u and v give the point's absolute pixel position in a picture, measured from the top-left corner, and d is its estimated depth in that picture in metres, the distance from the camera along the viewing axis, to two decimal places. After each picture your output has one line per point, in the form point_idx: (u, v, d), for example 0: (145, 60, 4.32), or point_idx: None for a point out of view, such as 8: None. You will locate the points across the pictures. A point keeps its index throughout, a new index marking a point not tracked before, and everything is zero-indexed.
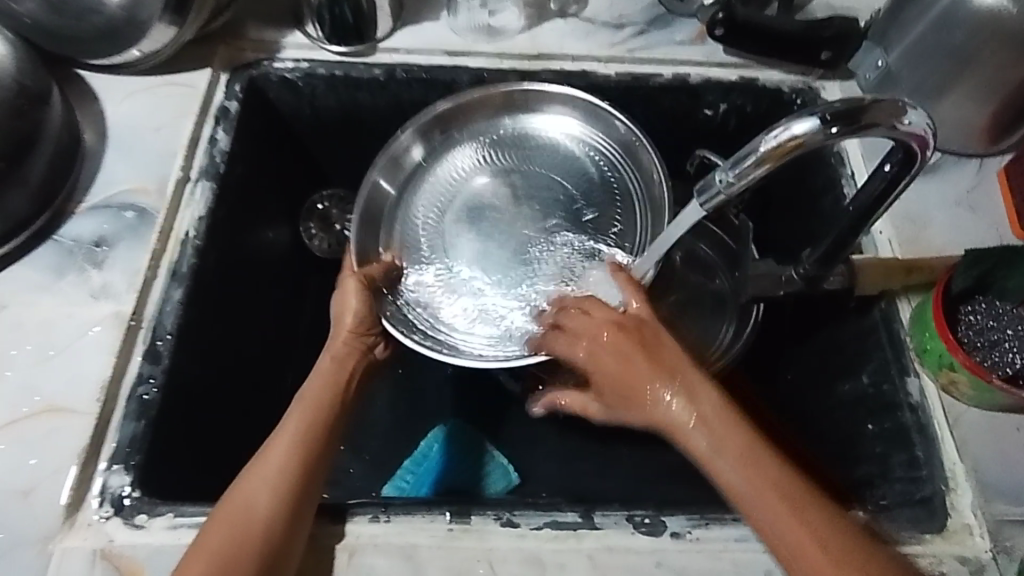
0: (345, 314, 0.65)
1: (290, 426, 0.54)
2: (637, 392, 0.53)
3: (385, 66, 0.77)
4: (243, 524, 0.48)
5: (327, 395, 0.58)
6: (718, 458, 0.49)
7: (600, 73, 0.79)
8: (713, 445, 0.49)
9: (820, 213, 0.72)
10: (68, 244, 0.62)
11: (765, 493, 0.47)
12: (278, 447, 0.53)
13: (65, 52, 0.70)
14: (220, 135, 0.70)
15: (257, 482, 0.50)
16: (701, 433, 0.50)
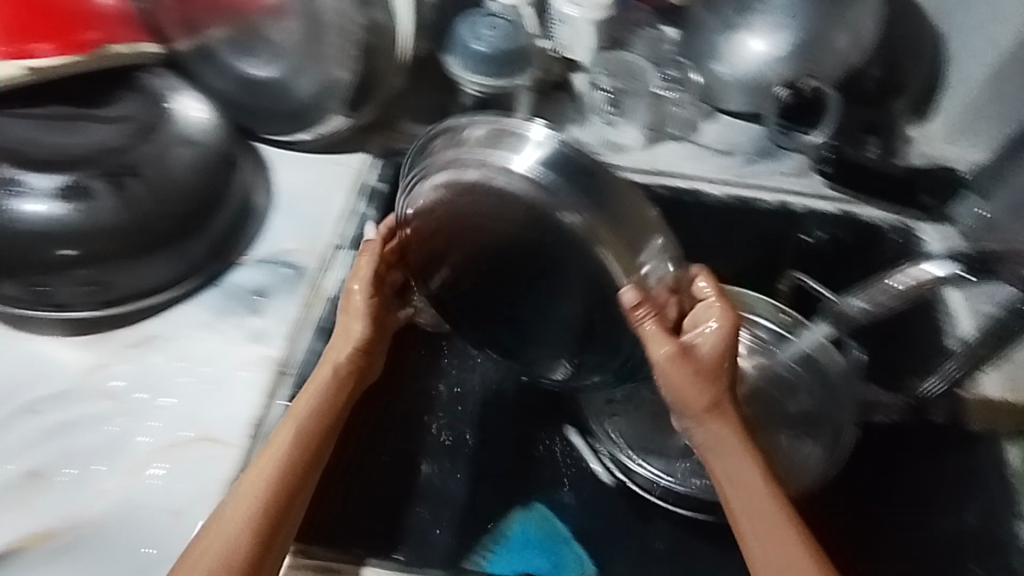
0: (355, 315, 0.64)
1: (282, 441, 0.55)
2: (691, 399, 0.52)
3: None
4: (222, 543, 0.49)
5: (315, 409, 0.58)
6: (784, 534, 0.51)
7: (710, 193, 0.86)
8: (768, 516, 0.51)
9: (921, 352, 0.74)
10: (232, 289, 0.69)
11: (785, 539, 0.50)
12: (265, 463, 0.54)
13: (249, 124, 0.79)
14: (369, 210, 0.77)
15: (241, 507, 0.51)
16: (745, 464, 0.53)
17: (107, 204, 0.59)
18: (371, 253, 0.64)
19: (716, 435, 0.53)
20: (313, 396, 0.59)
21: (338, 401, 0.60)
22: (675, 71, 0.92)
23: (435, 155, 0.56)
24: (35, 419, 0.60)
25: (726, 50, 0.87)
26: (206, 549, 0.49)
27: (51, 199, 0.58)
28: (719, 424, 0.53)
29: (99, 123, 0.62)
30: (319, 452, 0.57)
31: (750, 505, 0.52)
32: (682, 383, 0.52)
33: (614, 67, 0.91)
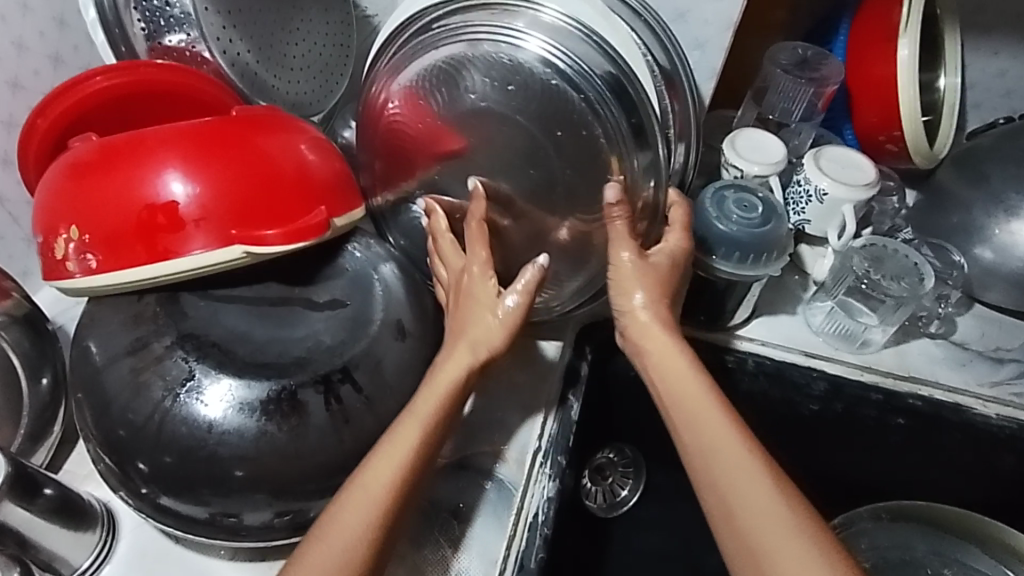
0: (480, 314, 0.54)
1: (414, 429, 0.49)
2: (655, 341, 0.54)
3: (737, 355, 0.74)
4: (353, 540, 0.44)
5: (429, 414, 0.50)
6: (738, 451, 0.47)
7: (977, 412, 0.71)
8: (723, 438, 0.48)
9: None
10: (427, 507, 0.61)
11: (737, 466, 0.47)
12: (405, 433, 0.48)
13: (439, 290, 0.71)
14: (572, 401, 0.67)
15: (342, 514, 0.45)
16: (698, 390, 0.51)
17: (318, 421, 0.49)
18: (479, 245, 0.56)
19: (668, 357, 0.53)
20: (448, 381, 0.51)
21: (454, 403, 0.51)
22: (933, 254, 0.77)
23: (452, 27, 0.59)
24: None
25: (1004, 238, 0.73)
26: (331, 529, 0.44)
27: (245, 412, 0.47)
28: (666, 343, 0.54)
29: (312, 311, 0.53)
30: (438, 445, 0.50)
31: (705, 426, 0.49)
32: (653, 330, 0.54)
33: (874, 254, 0.74)
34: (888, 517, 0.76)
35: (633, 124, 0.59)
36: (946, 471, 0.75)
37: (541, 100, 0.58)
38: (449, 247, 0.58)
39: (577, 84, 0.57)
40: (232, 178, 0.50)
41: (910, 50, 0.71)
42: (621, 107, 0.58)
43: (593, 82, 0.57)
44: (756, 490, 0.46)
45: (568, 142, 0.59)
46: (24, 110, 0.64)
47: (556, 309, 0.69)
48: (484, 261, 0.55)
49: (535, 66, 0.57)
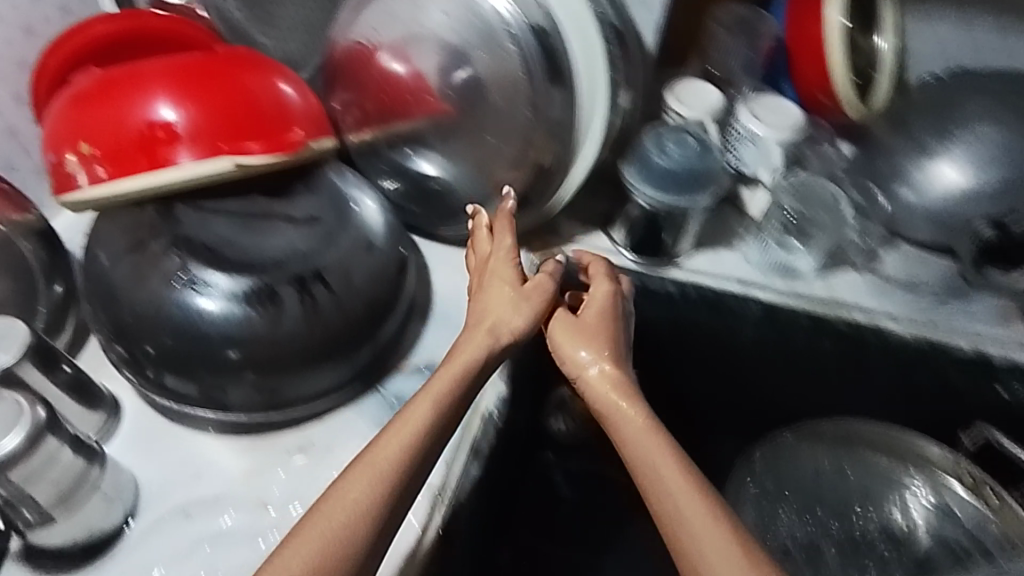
0: (507, 292, 0.65)
1: (422, 412, 0.55)
2: (622, 406, 0.61)
3: (679, 284, 0.81)
4: (361, 503, 0.49)
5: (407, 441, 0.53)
6: (697, 504, 0.53)
7: (891, 326, 0.78)
8: (692, 494, 0.54)
9: None
10: (391, 401, 0.66)
11: (707, 526, 0.52)
12: (418, 414, 0.55)
13: (412, 219, 0.80)
14: None
15: (316, 530, 0.48)
16: (665, 460, 0.57)
17: (294, 312, 0.58)
18: (487, 235, 0.71)
19: (632, 420, 0.60)
20: (465, 370, 0.59)
21: (432, 441, 0.54)
22: (859, 195, 0.85)
23: None
24: (187, 525, 0.56)
25: (924, 179, 0.79)
26: (337, 501, 0.49)
27: (232, 300, 0.57)
28: (637, 415, 0.60)
29: (285, 225, 0.61)
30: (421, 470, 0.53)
31: (669, 475, 0.55)
32: (617, 399, 0.62)
33: (802, 191, 0.82)
34: (822, 431, 0.86)
35: (552, 72, 0.67)
36: (868, 391, 0.84)
37: (485, 31, 0.68)
38: (482, 238, 0.71)
39: (511, 30, 0.67)
40: (217, 105, 0.58)
41: (842, 18, 0.79)
42: (538, 46, 0.67)
43: (529, 28, 0.67)
44: (719, 543, 0.51)
45: (491, 63, 0.69)
46: (36, 54, 0.71)
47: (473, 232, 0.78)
48: (508, 247, 0.68)
49: (488, 11, 0.68)
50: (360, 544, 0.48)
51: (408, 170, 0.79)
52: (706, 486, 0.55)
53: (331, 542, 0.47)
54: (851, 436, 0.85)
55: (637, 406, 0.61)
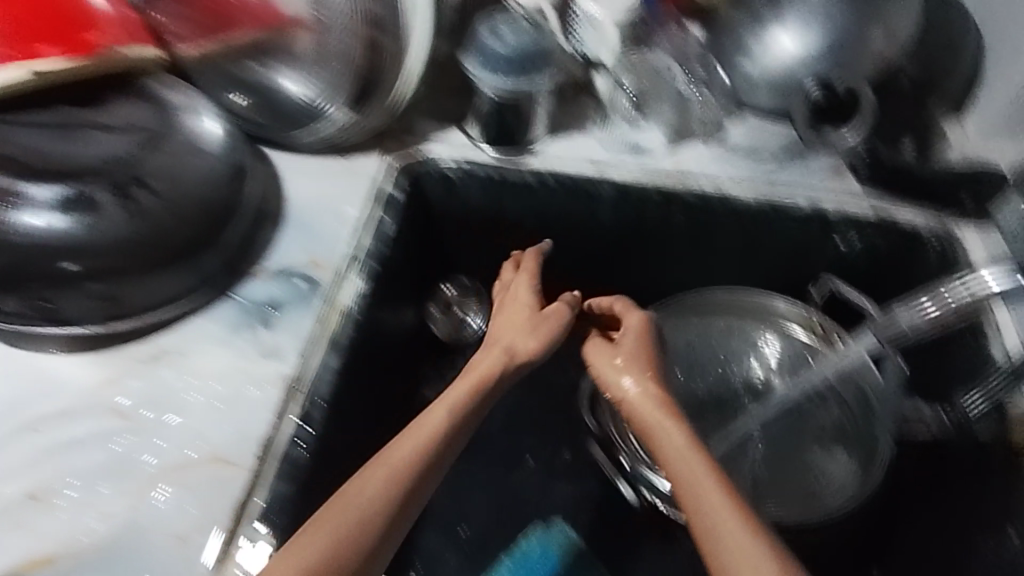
0: (524, 312, 0.71)
1: (431, 421, 0.60)
2: (661, 420, 0.60)
3: (537, 173, 0.82)
4: (361, 504, 0.53)
5: (413, 451, 0.57)
6: (719, 503, 0.53)
7: (740, 198, 0.80)
8: (706, 481, 0.54)
9: (964, 370, 0.69)
10: (245, 303, 0.67)
11: (745, 539, 0.50)
12: (427, 419, 0.60)
13: (248, 127, 0.76)
14: (387, 218, 0.76)
15: (318, 539, 0.51)
16: (699, 467, 0.56)
17: (115, 214, 0.61)
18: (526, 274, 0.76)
19: (660, 424, 0.60)
20: (472, 384, 0.64)
21: (437, 449, 0.58)
22: (706, 73, 0.87)
23: None
24: (34, 437, 0.58)
25: (760, 53, 0.82)
26: (348, 500, 0.53)
27: (57, 207, 0.59)
28: (677, 430, 0.59)
29: (100, 131, 0.65)
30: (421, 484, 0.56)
31: (683, 469, 0.56)
32: (658, 412, 0.61)
33: (637, 70, 0.87)
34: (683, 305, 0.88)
35: None
36: (724, 260, 0.88)
37: None
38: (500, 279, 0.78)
39: None
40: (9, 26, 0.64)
41: None
42: None
43: None
44: (722, 529, 0.51)
45: None
46: None
47: (313, 137, 0.76)
48: (529, 280, 0.74)
49: None
50: (352, 553, 0.51)
51: (253, 83, 0.78)
52: (736, 490, 0.54)
53: (331, 546, 0.50)
54: (711, 305, 0.87)
55: (668, 413, 0.61)
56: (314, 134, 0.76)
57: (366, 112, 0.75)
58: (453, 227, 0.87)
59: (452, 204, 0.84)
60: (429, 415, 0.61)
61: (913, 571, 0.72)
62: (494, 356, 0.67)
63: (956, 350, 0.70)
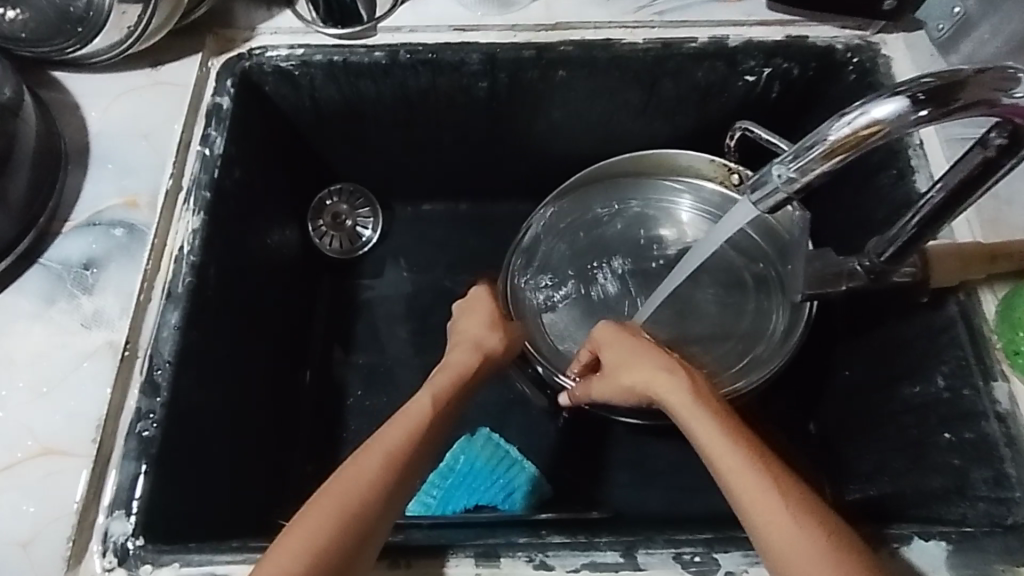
0: (496, 332, 0.62)
1: (427, 401, 0.54)
2: (670, 385, 0.52)
3: (387, 49, 0.69)
4: (356, 492, 0.47)
5: (406, 437, 0.50)
6: (748, 468, 0.45)
7: (626, 41, 0.69)
8: (739, 452, 0.46)
9: (886, 200, 0.62)
10: (57, 268, 0.58)
11: (776, 505, 0.44)
12: (422, 400, 0.54)
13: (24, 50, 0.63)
14: (213, 135, 0.65)
15: (309, 531, 0.45)
16: (720, 435, 0.47)
17: None
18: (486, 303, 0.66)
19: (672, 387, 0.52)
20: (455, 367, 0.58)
21: (427, 438, 0.51)
22: None
23: None
24: None
25: None
26: (342, 489, 0.47)
27: None
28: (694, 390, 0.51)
29: None
30: (415, 471, 0.50)
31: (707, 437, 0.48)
32: (667, 379, 0.53)
33: None
34: (587, 178, 0.79)
35: None
36: (626, 119, 0.77)
37: None
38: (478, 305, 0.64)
39: None
40: None
41: None
42: None
43: None
44: (752, 502, 0.44)
45: None
46: None
47: (99, 44, 0.62)
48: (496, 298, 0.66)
49: None
50: (342, 548, 0.45)
51: None
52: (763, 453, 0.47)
53: (326, 544, 0.44)
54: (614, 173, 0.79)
55: (687, 377, 0.52)
56: (98, 41, 0.62)
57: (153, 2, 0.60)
58: (312, 127, 0.76)
59: (297, 103, 0.73)
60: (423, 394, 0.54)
61: (846, 422, 0.69)
62: (464, 354, 0.59)
63: (875, 183, 0.63)
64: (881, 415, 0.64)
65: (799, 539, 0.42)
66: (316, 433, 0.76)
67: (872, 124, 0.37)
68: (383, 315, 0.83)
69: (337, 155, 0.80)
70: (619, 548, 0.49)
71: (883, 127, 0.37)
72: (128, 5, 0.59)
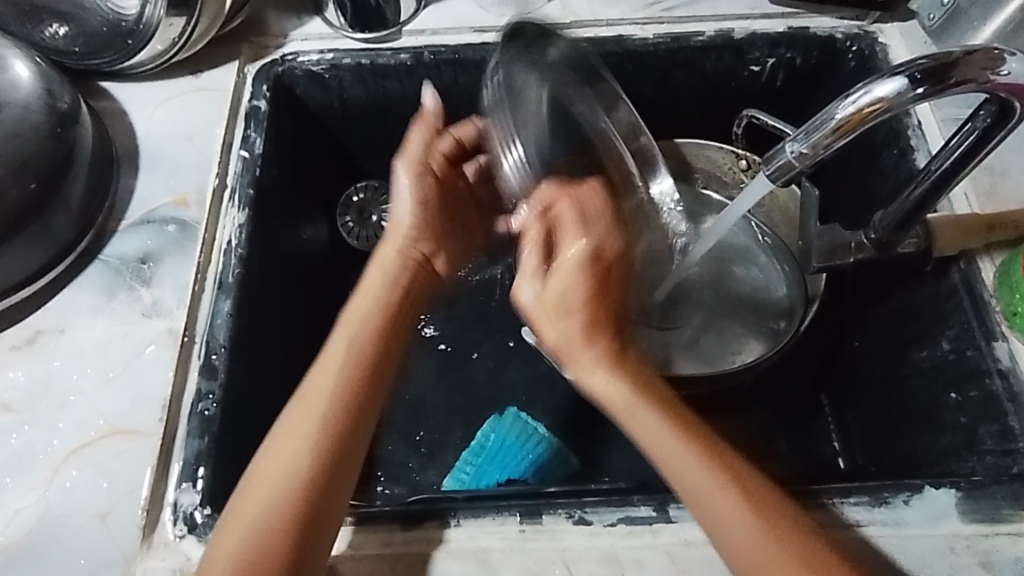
0: (412, 184, 0.63)
1: (338, 353, 0.57)
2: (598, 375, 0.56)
3: (412, 51, 0.73)
4: (285, 460, 0.52)
5: (330, 388, 0.55)
6: (679, 454, 0.52)
7: (637, 37, 0.73)
8: (662, 438, 0.53)
9: (888, 176, 0.66)
10: (115, 264, 0.62)
11: (701, 484, 0.50)
12: (331, 352, 0.57)
13: (75, 65, 0.67)
14: (252, 135, 0.68)
15: (258, 499, 0.50)
16: (648, 419, 0.54)
17: None
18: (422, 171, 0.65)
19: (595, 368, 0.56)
20: (367, 311, 0.61)
21: (356, 384, 0.56)
22: None
23: None
24: None
25: None
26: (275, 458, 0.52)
27: None
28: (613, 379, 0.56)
29: None
30: (350, 414, 0.55)
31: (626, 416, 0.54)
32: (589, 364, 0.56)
33: None
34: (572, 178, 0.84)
35: None
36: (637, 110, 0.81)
37: None
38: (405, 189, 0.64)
39: None
40: None
41: None
42: None
43: None
44: (686, 485, 0.51)
45: None
46: None
47: (146, 56, 0.67)
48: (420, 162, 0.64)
49: None
50: (295, 512, 0.50)
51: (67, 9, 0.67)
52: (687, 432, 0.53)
53: (269, 508, 0.50)
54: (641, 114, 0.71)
55: (608, 358, 0.56)
56: (143, 53, 0.67)
57: (198, 12, 0.64)
58: (341, 126, 0.80)
59: (328, 105, 0.77)
60: (331, 347, 0.58)
61: (860, 389, 0.73)
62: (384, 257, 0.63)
63: (879, 161, 0.67)
64: (892, 380, 0.68)
65: (710, 495, 0.50)
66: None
67: (876, 103, 0.41)
68: None
69: (363, 153, 0.84)
70: (653, 504, 0.53)
71: (883, 104, 0.41)
72: (174, 17, 0.64)
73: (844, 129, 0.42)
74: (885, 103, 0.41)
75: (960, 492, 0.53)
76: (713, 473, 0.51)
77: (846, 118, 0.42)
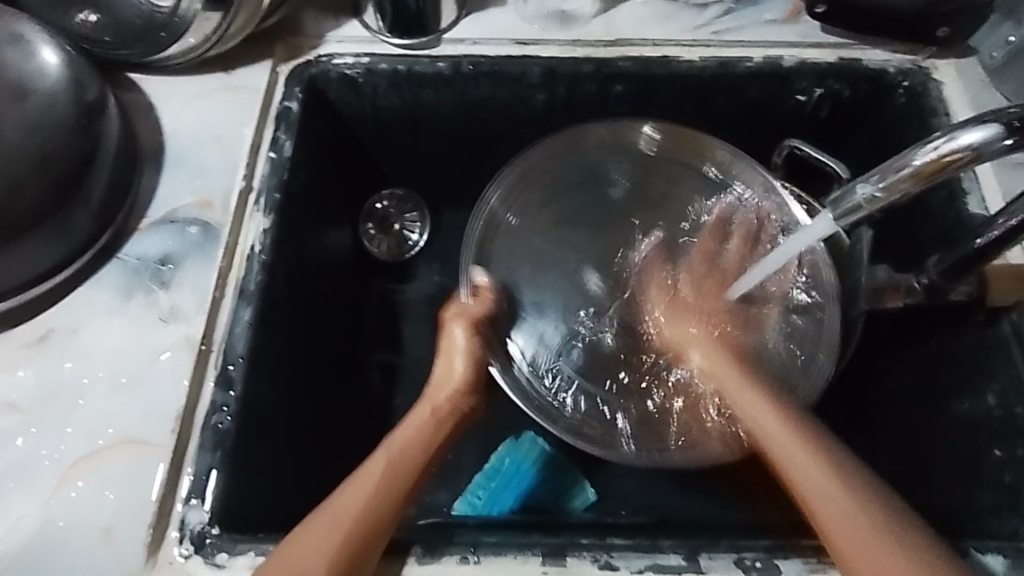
0: (456, 363, 0.61)
1: (376, 470, 0.52)
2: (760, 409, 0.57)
3: (450, 60, 0.71)
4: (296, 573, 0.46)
5: (361, 504, 0.49)
6: (831, 484, 0.49)
7: (683, 59, 0.71)
8: (820, 469, 0.50)
9: (936, 219, 0.64)
10: (134, 264, 0.60)
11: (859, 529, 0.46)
12: (372, 468, 0.52)
13: (103, 56, 0.66)
14: (283, 139, 0.66)
15: None
16: (803, 454, 0.52)
17: None
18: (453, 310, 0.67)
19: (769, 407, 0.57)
20: (415, 437, 0.56)
21: (382, 504, 0.50)
22: None
23: None
24: None
25: None
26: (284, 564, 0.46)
27: None
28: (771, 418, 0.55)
29: None
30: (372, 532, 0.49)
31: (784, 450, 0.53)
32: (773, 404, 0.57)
33: None
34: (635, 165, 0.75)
35: None
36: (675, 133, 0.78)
37: None
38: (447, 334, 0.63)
39: None
40: None
41: None
42: None
43: None
44: (848, 530, 0.46)
45: None
46: None
47: (176, 51, 0.65)
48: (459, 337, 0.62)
49: None
50: None
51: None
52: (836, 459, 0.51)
53: None
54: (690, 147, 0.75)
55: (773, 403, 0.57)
56: (176, 50, 0.65)
57: (235, 9, 0.62)
58: (371, 132, 0.77)
59: (359, 109, 0.74)
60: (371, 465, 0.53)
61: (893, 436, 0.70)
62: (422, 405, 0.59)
63: (928, 203, 0.64)
64: (930, 430, 0.65)
65: (852, 521, 0.47)
66: (363, 434, 0.77)
67: (959, 148, 0.39)
68: (426, 321, 0.84)
69: (391, 160, 0.82)
70: (683, 553, 0.50)
71: (967, 149, 0.39)
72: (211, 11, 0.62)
73: (923, 172, 0.41)
74: (968, 148, 0.39)
75: (1006, 559, 0.50)
76: (862, 507, 0.47)
77: (925, 161, 0.40)
